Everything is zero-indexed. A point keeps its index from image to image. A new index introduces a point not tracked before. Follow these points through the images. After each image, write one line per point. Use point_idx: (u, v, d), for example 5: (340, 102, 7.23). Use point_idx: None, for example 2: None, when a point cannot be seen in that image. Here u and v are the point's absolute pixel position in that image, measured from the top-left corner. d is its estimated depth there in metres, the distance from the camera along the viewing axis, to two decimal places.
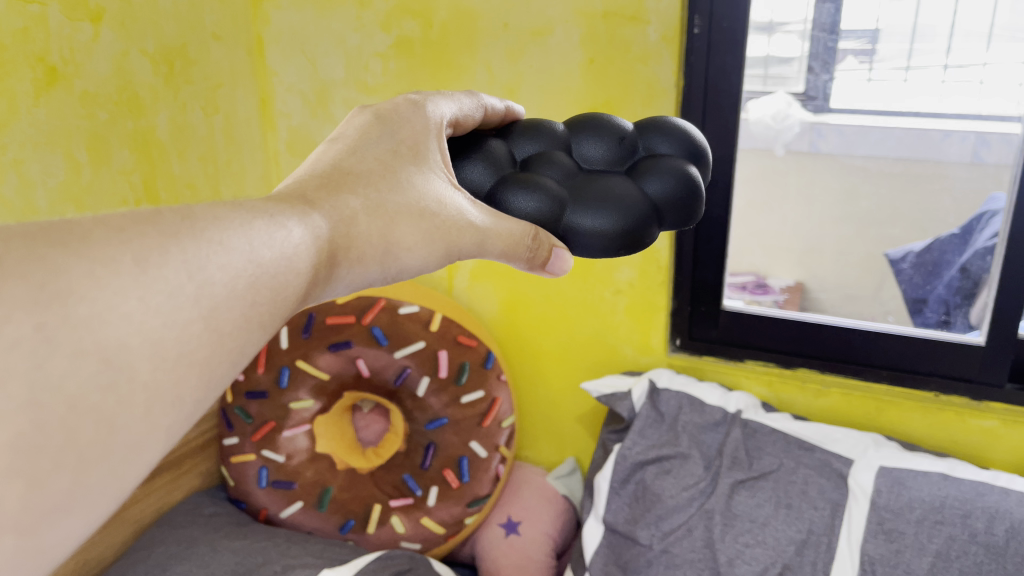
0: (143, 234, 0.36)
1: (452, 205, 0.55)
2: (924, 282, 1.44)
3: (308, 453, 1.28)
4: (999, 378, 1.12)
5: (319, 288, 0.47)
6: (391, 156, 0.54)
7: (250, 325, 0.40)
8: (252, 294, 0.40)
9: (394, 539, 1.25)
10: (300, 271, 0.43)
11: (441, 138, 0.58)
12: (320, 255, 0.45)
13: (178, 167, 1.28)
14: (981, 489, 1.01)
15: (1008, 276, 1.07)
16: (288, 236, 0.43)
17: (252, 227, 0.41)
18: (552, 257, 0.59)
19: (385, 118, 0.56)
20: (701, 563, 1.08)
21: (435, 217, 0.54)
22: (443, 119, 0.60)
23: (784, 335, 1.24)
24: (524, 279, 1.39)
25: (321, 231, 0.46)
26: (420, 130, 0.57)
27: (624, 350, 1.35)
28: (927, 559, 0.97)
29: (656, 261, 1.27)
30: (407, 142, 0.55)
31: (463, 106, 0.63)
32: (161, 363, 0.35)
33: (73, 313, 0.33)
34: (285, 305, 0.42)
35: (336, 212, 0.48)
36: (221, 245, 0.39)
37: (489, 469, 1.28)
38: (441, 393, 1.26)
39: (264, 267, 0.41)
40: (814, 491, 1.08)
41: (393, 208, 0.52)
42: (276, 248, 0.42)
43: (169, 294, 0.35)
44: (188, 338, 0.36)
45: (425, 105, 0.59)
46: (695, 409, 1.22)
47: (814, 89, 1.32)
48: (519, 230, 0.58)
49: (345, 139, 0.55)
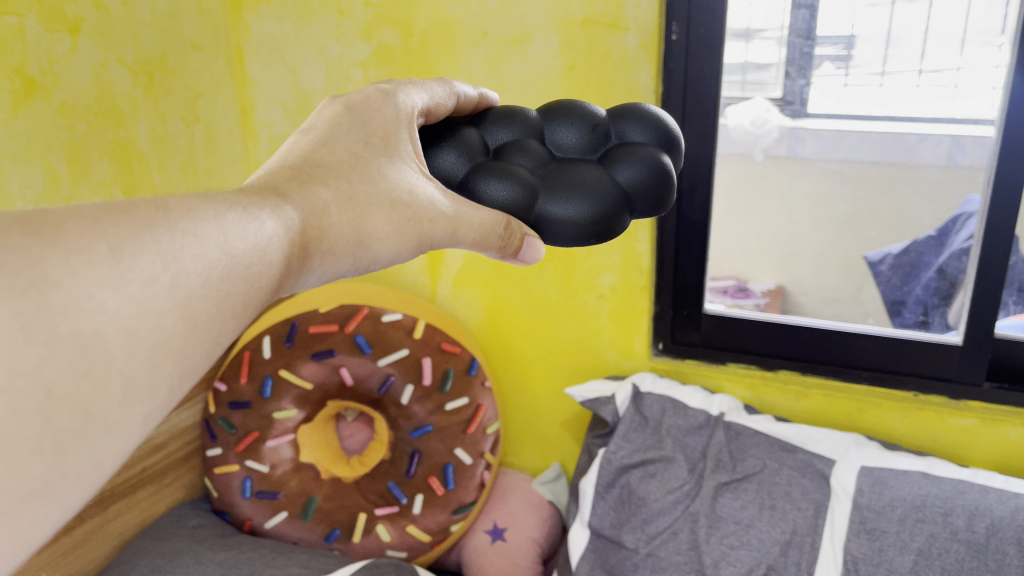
0: (118, 224, 0.36)
1: (425, 195, 0.56)
2: (902, 283, 1.47)
3: (293, 463, 1.27)
4: (977, 377, 1.13)
5: (292, 280, 0.47)
6: (364, 148, 0.54)
7: (225, 316, 0.40)
8: (226, 284, 0.40)
9: (379, 548, 1.24)
10: (273, 262, 0.43)
11: (412, 129, 0.58)
12: (293, 249, 0.45)
13: (158, 178, 1.27)
14: (961, 487, 1.03)
15: (984, 277, 1.08)
16: (261, 228, 0.43)
17: (226, 218, 0.41)
18: (524, 245, 0.60)
19: (355, 109, 0.56)
20: (687, 566, 1.08)
21: (406, 208, 0.54)
22: (414, 108, 0.60)
23: (766, 337, 1.25)
24: (507, 285, 1.39)
25: (294, 223, 0.46)
26: (391, 120, 0.57)
27: (607, 354, 1.36)
28: (909, 558, 0.98)
29: (638, 265, 1.28)
30: (378, 133, 0.55)
31: (435, 95, 0.63)
32: (135, 352, 0.35)
33: (49, 301, 0.33)
34: (259, 296, 0.42)
35: (308, 204, 0.48)
36: (196, 236, 0.39)
37: (474, 476, 1.28)
38: (426, 399, 1.26)
39: (238, 258, 0.41)
40: (797, 492, 1.09)
41: (365, 199, 0.52)
42: (251, 240, 0.42)
43: (143, 284, 0.35)
44: (164, 328, 0.36)
45: (396, 95, 0.59)
46: (678, 412, 1.22)
47: (792, 94, 1.36)
48: (491, 220, 0.58)
49: (316, 130, 0.55)
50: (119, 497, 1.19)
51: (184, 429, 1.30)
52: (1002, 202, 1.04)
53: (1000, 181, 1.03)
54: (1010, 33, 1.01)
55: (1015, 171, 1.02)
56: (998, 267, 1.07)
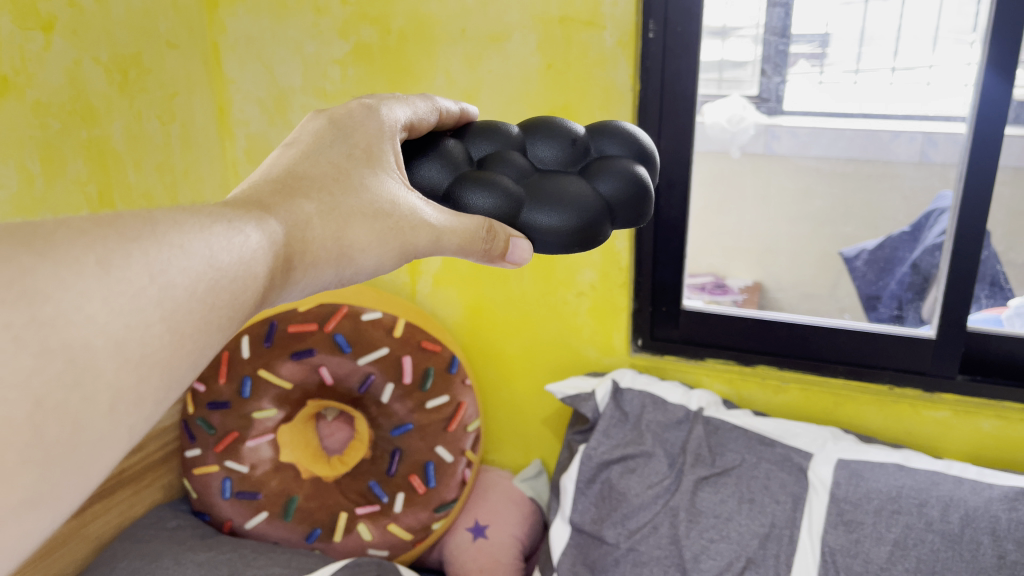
0: (106, 236, 0.36)
1: (406, 204, 0.56)
2: (876, 278, 1.50)
3: (273, 463, 1.27)
4: (951, 370, 1.15)
5: (275, 292, 0.47)
6: (346, 160, 0.54)
7: (210, 327, 0.40)
8: (213, 297, 0.40)
9: (361, 547, 1.24)
10: (258, 275, 0.43)
11: (395, 141, 0.59)
12: (277, 260, 0.46)
13: (133, 177, 1.26)
14: (936, 478, 1.05)
15: (957, 271, 1.10)
16: (247, 241, 0.43)
17: (208, 229, 0.41)
18: (511, 248, 0.60)
19: (339, 123, 0.57)
20: (667, 560, 1.09)
21: (388, 217, 0.54)
22: (398, 122, 0.60)
23: (745, 333, 1.26)
24: (487, 283, 1.39)
25: (277, 236, 0.46)
26: (375, 132, 0.57)
27: (587, 351, 1.36)
28: (885, 548, 1.00)
29: (617, 261, 1.28)
30: (361, 145, 0.56)
31: (418, 110, 0.64)
32: (125, 363, 0.35)
33: (40, 312, 0.32)
34: (244, 307, 0.43)
35: (291, 217, 0.48)
36: (182, 249, 0.39)
37: (455, 474, 1.28)
38: (406, 399, 1.26)
39: (224, 271, 0.41)
40: (776, 486, 1.10)
41: (345, 210, 0.52)
42: (235, 252, 0.42)
43: (131, 295, 0.35)
44: (152, 339, 0.36)
45: (380, 109, 0.59)
46: (657, 407, 1.23)
47: (768, 92, 1.37)
48: (473, 224, 0.58)
49: (301, 143, 0.55)
50: (96, 501, 1.17)
51: (163, 429, 1.29)
52: (974, 198, 1.06)
53: (971, 179, 1.05)
54: (981, 30, 1.02)
55: (986, 170, 1.04)
56: (971, 261, 1.09)
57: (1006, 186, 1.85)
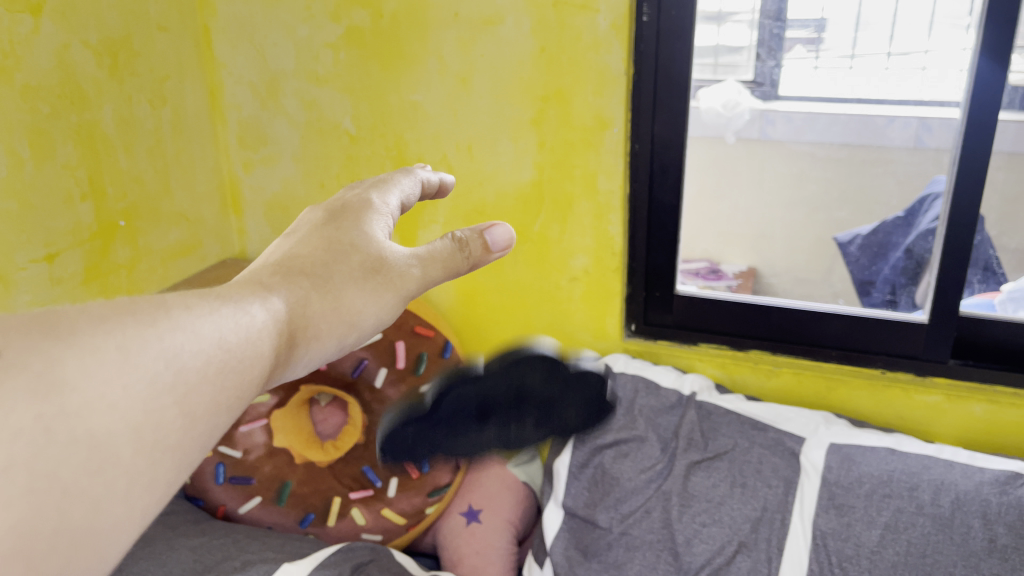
0: (124, 321, 0.32)
1: (397, 259, 0.49)
2: (870, 263, 1.50)
3: (266, 448, 1.27)
4: (943, 355, 1.15)
5: (279, 375, 0.40)
6: (337, 235, 0.49)
7: (225, 415, 0.34)
8: (227, 381, 0.35)
9: (354, 532, 1.25)
10: (265, 354, 0.38)
11: (386, 218, 0.53)
12: (281, 340, 0.40)
13: (124, 162, 1.25)
14: (927, 462, 1.05)
15: (949, 256, 1.10)
16: (252, 319, 0.38)
17: (211, 309, 0.36)
18: (486, 237, 0.55)
19: (332, 212, 0.52)
20: (659, 544, 1.10)
21: (381, 274, 0.48)
22: (388, 204, 0.54)
23: (738, 318, 1.26)
24: (481, 268, 1.39)
25: (281, 311, 0.41)
26: (364, 212, 0.52)
27: (580, 336, 1.36)
28: (875, 532, 1.01)
29: (610, 246, 1.28)
30: (349, 221, 0.50)
31: (405, 189, 0.57)
32: (141, 451, 0.30)
33: (67, 403, 0.29)
34: (255, 391, 0.37)
35: (292, 294, 0.43)
36: (193, 333, 0.34)
37: (449, 458, 1.28)
38: (400, 383, 1.26)
39: (233, 352, 0.35)
40: (768, 470, 1.10)
41: (340, 280, 0.46)
42: (239, 330, 0.37)
43: (150, 380, 0.31)
44: (167, 429, 0.32)
45: (368, 194, 0.54)
46: (650, 392, 1.23)
47: (763, 76, 1.35)
48: (447, 246, 0.53)
49: (296, 236, 0.50)
50: None
51: None
52: (968, 182, 1.06)
53: (965, 165, 1.05)
54: (976, 14, 1.02)
55: (980, 154, 1.04)
56: (964, 246, 1.09)
57: (1000, 171, 1.85)
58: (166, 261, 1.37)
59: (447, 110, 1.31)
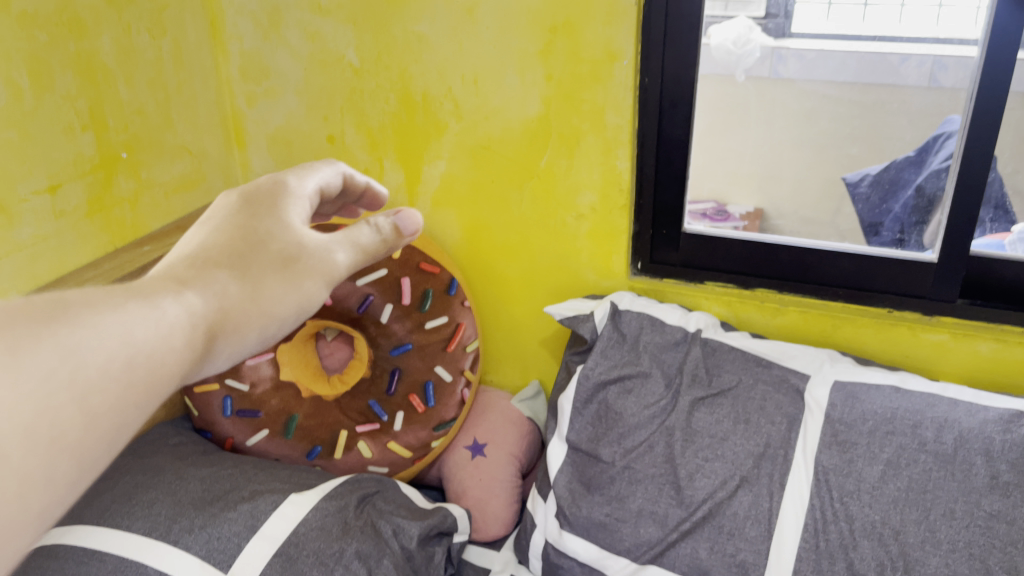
0: (17, 325, 0.37)
1: (314, 245, 0.57)
2: (881, 202, 1.51)
3: (273, 381, 1.27)
4: (951, 294, 1.15)
5: (195, 369, 0.47)
6: (251, 220, 0.55)
7: (125, 406, 0.41)
8: (128, 373, 0.41)
9: (361, 464, 1.26)
10: (176, 348, 0.44)
11: (304, 203, 0.60)
12: (197, 333, 0.46)
13: (125, 93, 1.23)
14: (931, 400, 1.06)
15: (962, 194, 1.08)
16: (163, 315, 0.45)
17: (131, 309, 0.43)
18: (399, 221, 0.64)
19: (250, 198, 0.57)
20: (661, 478, 1.11)
21: (298, 262, 0.55)
22: (308, 190, 0.61)
23: (745, 257, 1.25)
24: (486, 206, 1.37)
25: (197, 308, 0.47)
26: (280, 195, 0.58)
27: (586, 274, 1.35)
28: (877, 468, 1.02)
29: (618, 183, 1.26)
30: (266, 206, 0.57)
31: (325, 178, 0.64)
32: (34, 447, 0.36)
33: None
34: (164, 383, 0.44)
35: (210, 289, 0.49)
36: (94, 328, 0.40)
37: (454, 393, 1.30)
38: (405, 319, 1.27)
39: (138, 347, 0.42)
40: (771, 406, 1.11)
41: (260, 269, 0.53)
42: (153, 325, 0.44)
43: (40, 377, 0.37)
44: (61, 421, 0.38)
45: (288, 181, 0.60)
46: (655, 328, 1.23)
47: (776, 6, 1.38)
48: (365, 235, 0.61)
49: (212, 221, 0.55)
50: None
51: None
52: (985, 118, 1.03)
53: (982, 101, 1.02)
54: None
55: (999, 90, 1.01)
56: (978, 184, 1.07)
57: None
58: (170, 194, 1.35)
59: (452, 41, 1.27)
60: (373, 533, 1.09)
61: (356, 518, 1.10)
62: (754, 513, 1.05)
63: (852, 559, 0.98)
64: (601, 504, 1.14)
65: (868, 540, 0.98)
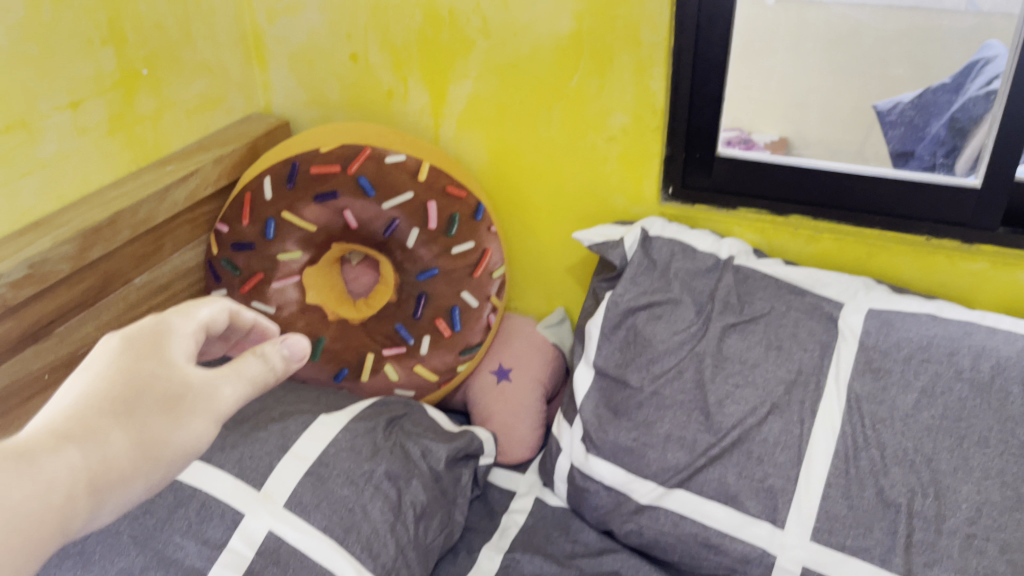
0: None
1: (197, 383, 0.61)
2: (919, 133, 1.25)
3: (299, 304, 1.27)
4: (992, 222, 1.12)
5: (74, 524, 0.51)
6: (134, 366, 0.58)
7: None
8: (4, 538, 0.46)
9: (388, 387, 1.27)
10: (52, 503, 0.49)
11: (190, 345, 0.63)
12: (78, 487, 0.51)
13: (144, 7, 1.19)
14: (969, 328, 1.04)
15: (1012, 117, 1.04)
16: (36, 473, 0.49)
17: (5, 476, 0.48)
18: (289, 348, 0.66)
19: (131, 341, 0.60)
20: (691, 404, 1.11)
21: (182, 404, 0.59)
22: (196, 326, 0.64)
23: (780, 182, 1.22)
24: (514, 128, 1.34)
25: (76, 465, 0.51)
26: (165, 339, 0.61)
27: (616, 200, 1.33)
28: (911, 395, 1.01)
29: (651, 104, 1.23)
30: (146, 349, 0.60)
31: (215, 315, 0.66)
32: None
33: None
34: (41, 540, 0.48)
35: (88, 451, 0.53)
36: None
37: (480, 319, 1.29)
38: (431, 244, 1.24)
39: (14, 512, 0.47)
40: (804, 333, 1.10)
41: (143, 413, 0.57)
42: (28, 488, 0.48)
43: None
44: None
45: (170, 321, 0.62)
46: (687, 255, 1.20)
47: None
48: (253, 369, 0.64)
49: (86, 369, 0.57)
50: None
51: (188, 270, 1.28)
52: None
53: None
54: None
55: None
56: None
57: None
58: (192, 113, 1.33)
59: None
60: (403, 454, 1.12)
61: (385, 440, 1.12)
62: (784, 439, 1.05)
63: (882, 485, 0.99)
64: (628, 429, 1.15)
65: (899, 466, 0.99)
